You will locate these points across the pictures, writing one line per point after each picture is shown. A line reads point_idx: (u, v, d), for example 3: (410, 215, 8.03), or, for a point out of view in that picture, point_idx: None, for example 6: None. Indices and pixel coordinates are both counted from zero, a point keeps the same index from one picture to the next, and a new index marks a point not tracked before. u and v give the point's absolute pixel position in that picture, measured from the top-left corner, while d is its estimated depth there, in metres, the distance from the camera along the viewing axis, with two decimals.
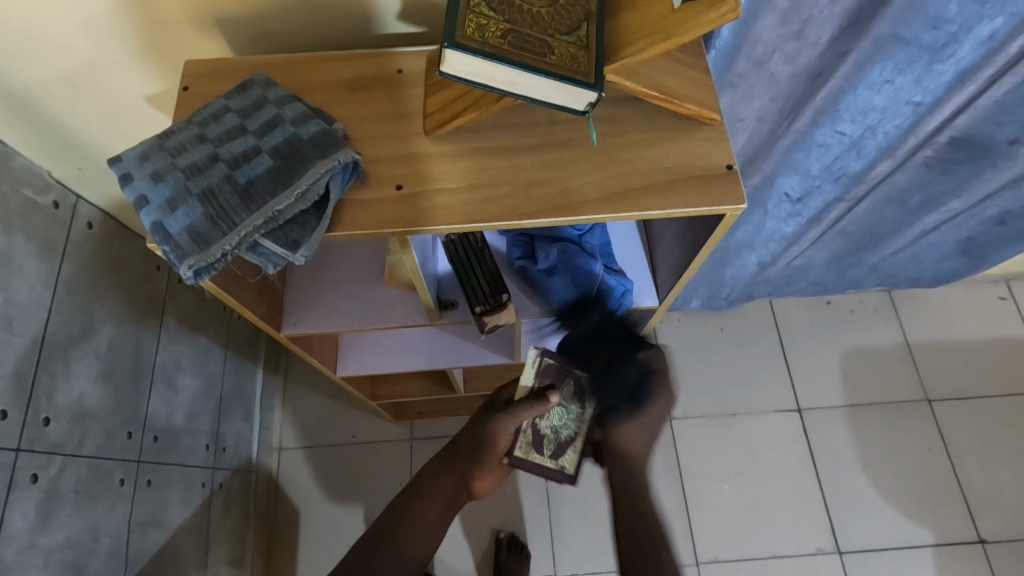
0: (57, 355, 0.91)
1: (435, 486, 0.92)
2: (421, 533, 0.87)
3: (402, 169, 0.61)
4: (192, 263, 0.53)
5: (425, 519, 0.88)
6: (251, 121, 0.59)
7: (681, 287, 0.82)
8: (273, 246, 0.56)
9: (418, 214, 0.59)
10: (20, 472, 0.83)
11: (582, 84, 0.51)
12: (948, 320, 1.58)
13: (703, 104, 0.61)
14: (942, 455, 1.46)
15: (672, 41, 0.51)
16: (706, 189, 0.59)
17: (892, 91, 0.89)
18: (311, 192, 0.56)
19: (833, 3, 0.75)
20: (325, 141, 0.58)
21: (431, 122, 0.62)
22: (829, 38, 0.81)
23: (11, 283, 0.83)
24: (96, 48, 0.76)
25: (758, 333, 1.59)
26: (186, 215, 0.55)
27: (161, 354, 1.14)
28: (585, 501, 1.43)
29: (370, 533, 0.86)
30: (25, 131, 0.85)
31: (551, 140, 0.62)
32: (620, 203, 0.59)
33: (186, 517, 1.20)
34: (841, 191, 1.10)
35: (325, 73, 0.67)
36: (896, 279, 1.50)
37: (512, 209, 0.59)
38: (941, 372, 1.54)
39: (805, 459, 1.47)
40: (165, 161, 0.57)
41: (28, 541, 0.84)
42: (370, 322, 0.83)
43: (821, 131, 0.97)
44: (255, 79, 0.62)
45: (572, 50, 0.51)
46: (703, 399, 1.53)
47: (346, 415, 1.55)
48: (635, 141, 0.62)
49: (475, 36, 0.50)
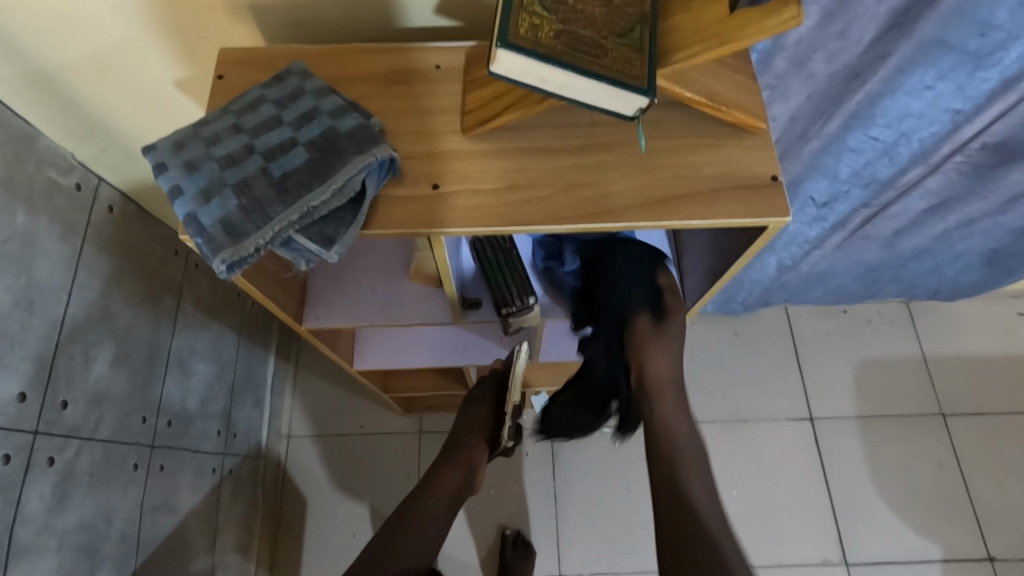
0: (77, 338, 0.91)
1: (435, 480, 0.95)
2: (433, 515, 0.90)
3: (439, 167, 0.60)
4: (225, 257, 0.52)
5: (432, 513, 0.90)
6: (287, 112, 0.58)
7: (712, 295, 0.80)
8: (307, 242, 0.55)
9: (452, 211, 0.58)
10: (38, 454, 0.83)
11: (634, 89, 0.49)
12: (966, 332, 1.57)
13: (751, 111, 0.59)
14: (954, 470, 1.45)
15: (728, 46, 0.49)
16: (751, 199, 0.58)
17: (931, 99, 0.86)
18: (348, 187, 0.55)
19: (880, 2, 0.73)
20: (363, 135, 0.57)
21: (471, 120, 0.60)
22: (870, 40, 0.79)
23: (32, 265, 0.83)
24: (125, 30, 0.75)
25: (773, 339, 1.58)
26: (220, 206, 0.53)
27: (176, 339, 1.14)
28: (590, 499, 1.43)
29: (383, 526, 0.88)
30: (49, 109, 0.85)
31: (592, 142, 0.60)
32: (661, 212, 0.57)
33: (196, 501, 1.21)
34: (869, 198, 1.08)
35: (362, 64, 0.65)
36: (916, 290, 1.47)
37: (550, 212, 0.58)
38: (957, 386, 1.52)
39: (815, 468, 1.46)
40: (199, 150, 0.56)
41: (44, 523, 0.84)
42: (393, 317, 0.83)
43: (854, 136, 0.95)
44: (292, 69, 0.61)
45: (624, 53, 0.50)
46: (714, 404, 1.52)
47: (356, 405, 1.55)
48: (678, 146, 0.60)
49: (527, 35, 0.48)
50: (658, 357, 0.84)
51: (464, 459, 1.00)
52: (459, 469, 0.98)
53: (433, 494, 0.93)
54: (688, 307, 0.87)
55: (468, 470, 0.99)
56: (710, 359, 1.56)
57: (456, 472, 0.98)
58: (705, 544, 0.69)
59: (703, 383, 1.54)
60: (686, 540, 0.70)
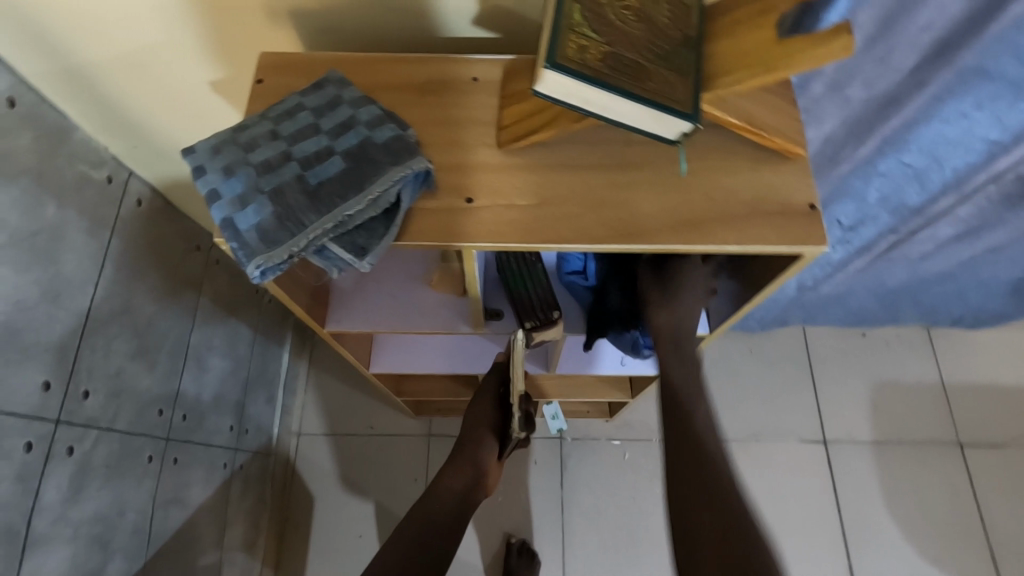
0: (100, 330, 0.91)
1: (439, 483, 0.93)
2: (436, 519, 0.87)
3: (472, 180, 0.60)
4: (259, 263, 0.52)
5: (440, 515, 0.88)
6: (325, 120, 0.58)
7: (737, 318, 0.80)
8: (340, 251, 0.55)
9: (483, 226, 0.58)
10: (58, 444, 0.84)
11: (678, 114, 0.49)
12: (986, 361, 1.54)
13: (790, 137, 0.58)
14: (970, 501, 1.42)
15: (775, 73, 0.48)
16: (786, 226, 0.57)
17: (967, 127, 0.85)
18: (382, 198, 0.55)
19: (923, 31, 0.72)
20: (399, 146, 0.57)
21: (506, 135, 0.60)
22: (910, 67, 0.78)
23: (60, 257, 0.84)
24: (165, 30, 0.76)
25: (789, 360, 1.56)
26: (256, 212, 0.54)
27: (195, 333, 1.15)
28: (598, 512, 1.42)
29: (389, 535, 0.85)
30: (85, 104, 0.86)
31: (627, 162, 0.60)
32: (694, 235, 0.57)
33: (206, 495, 1.21)
34: (897, 223, 1.06)
35: (398, 73, 0.65)
36: (937, 316, 1.45)
37: (583, 230, 0.57)
38: (975, 415, 1.49)
39: (828, 492, 1.44)
40: (237, 155, 0.56)
41: (60, 513, 0.85)
42: (414, 324, 0.82)
43: (886, 160, 0.94)
44: (330, 77, 0.61)
45: (669, 78, 0.50)
46: (726, 421, 1.50)
47: (367, 405, 1.55)
48: (713, 169, 0.60)
49: (575, 57, 0.48)
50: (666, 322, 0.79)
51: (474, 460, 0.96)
52: (464, 469, 0.95)
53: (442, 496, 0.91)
54: (710, 329, 0.86)
55: (475, 469, 0.95)
56: (724, 375, 1.55)
57: (462, 473, 0.94)
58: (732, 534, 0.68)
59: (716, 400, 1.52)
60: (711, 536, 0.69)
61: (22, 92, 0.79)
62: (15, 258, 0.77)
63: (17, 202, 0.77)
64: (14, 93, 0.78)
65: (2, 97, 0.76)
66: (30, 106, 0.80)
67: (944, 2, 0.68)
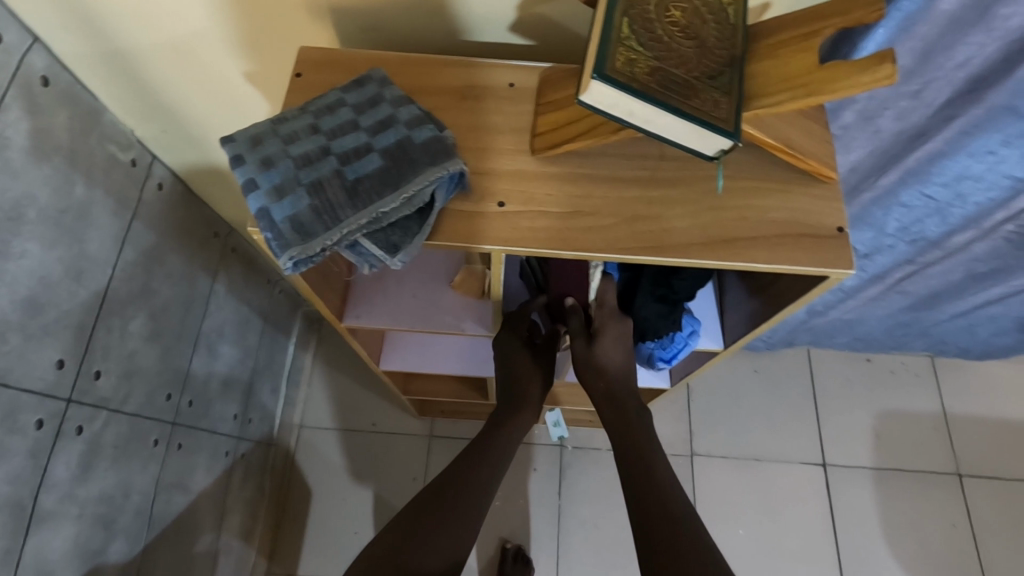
0: (117, 312, 0.92)
1: (475, 464, 0.83)
2: (472, 507, 0.79)
3: (508, 185, 0.60)
4: (292, 255, 0.53)
5: (473, 514, 0.78)
6: (365, 117, 0.59)
7: (753, 336, 0.81)
8: (373, 247, 0.56)
9: (513, 232, 0.58)
10: (69, 422, 0.84)
11: (721, 132, 0.50)
12: (990, 394, 1.54)
13: (822, 161, 0.59)
14: (967, 534, 1.42)
15: (816, 97, 0.49)
16: (815, 249, 0.58)
17: (993, 163, 0.85)
18: (417, 198, 0.56)
19: (959, 68, 0.73)
20: (437, 147, 0.57)
21: (541, 142, 0.61)
22: (942, 102, 0.78)
23: (85, 236, 0.84)
24: (205, 18, 0.76)
25: (794, 380, 1.56)
26: (293, 204, 0.54)
27: (207, 320, 1.15)
28: (595, 523, 1.42)
29: (411, 513, 0.76)
30: (118, 87, 0.86)
31: (659, 176, 0.61)
32: (720, 251, 0.58)
33: (207, 483, 1.21)
34: (913, 254, 1.07)
35: (439, 76, 0.66)
36: (945, 346, 1.45)
37: (612, 240, 0.58)
38: (975, 447, 1.49)
39: (825, 515, 1.43)
40: (277, 147, 0.57)
41: (68, 491, 0.85)
42: (435, 325, 0.83)
43: (907, 191, 0.94)
44: (373, 75, 0.62)
45: (713, 96, 0.50)
46: (728, 440, 1.50)
47: (371, 402, 1.56)
48: (747, 188, 0.60)
49: (623, 70, 0.49)
50: (608, 364, 0.85)
51: (485, 451, 0.85)
52: (502, 448, 0.86)
53: (467, 500, 0.79)
54: (726, 346, 0.87)
55: (509, 445, 0.87)
56: (728, 393, 1.55)
57: (498, 457, 0.85)
58: (672, 514, 0.73)
59: (719, 418, 1.52)
60: (659, 507, 0.74)
61: (56, 72, 0.79)
62: (41, 236, 0.78)
63: (48, 179, 0.78)
64: (50, 72, 0.78)
65: (39, 74, 0.76)
66: (66, 85, 0.81)
67: (983, 42, 0.69)
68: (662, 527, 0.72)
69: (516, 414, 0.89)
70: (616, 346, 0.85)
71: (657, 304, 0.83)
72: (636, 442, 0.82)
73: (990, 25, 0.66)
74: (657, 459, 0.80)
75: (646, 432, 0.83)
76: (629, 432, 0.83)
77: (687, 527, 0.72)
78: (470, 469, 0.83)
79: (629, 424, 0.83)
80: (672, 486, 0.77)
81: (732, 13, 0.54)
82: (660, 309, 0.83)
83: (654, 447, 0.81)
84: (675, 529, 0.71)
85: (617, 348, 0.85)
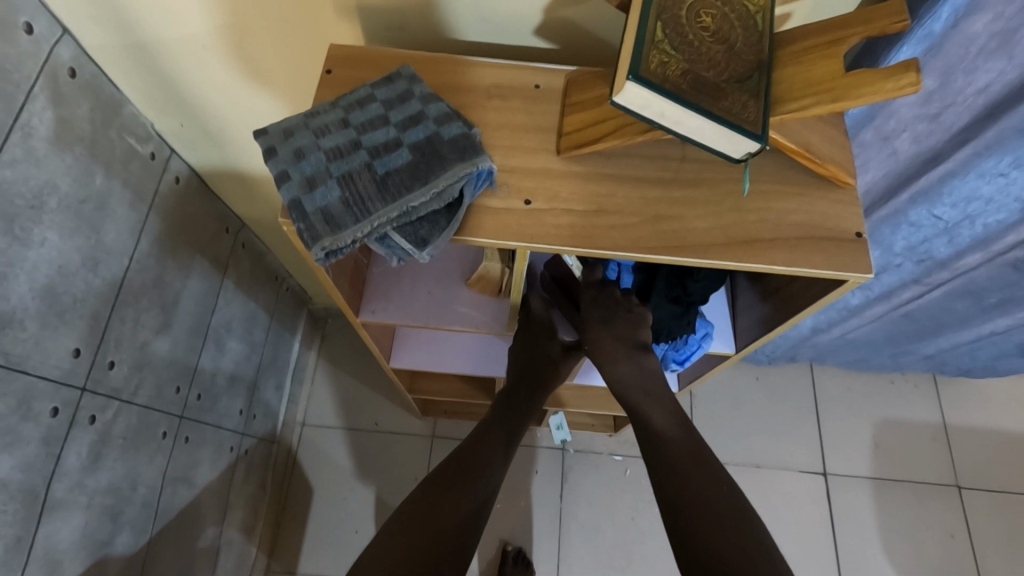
0: (130, 304, 0.92)
1: (484, 444, 0.84)
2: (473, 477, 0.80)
3: (533, 183, 0.61)
4: (324, 246, 0.54)
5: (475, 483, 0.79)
6: (394, 112, 0.60)
7: (765, 340, 0.82)
8: (401, 240, 0.57)
9: (539, 230, 0.59)
10: (81, 412, 0.84)
11: (748, 134, 0.51)
12: (990, 408, 1.55)
13: (842, 166, 0.60)
14: (965, 544, 1.42)
15: (841, 103, 0.51)
16: (834, 252, 0.59)
17: (1003, 185, 0.87)
18: (446, 192, 0.57)
19: (979, 93, 0.74)
20: (465, 144, 0.58)
21: (566, 142, 0.62)
22: (960, 126, 0.80)
23: (102, 226, 0.85)
24: (233, 14, 0.78)
25: (794, 388, 1.57)
26: (325, 195, 0.56)
27: (217, 313, 1.16)
28: (595, 526, 1.42)
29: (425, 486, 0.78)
30: (142, 81, 0.86)
31: (682, 177, 0.62)
32: (742, 252, 0.59)
33: (211, 477, 1.21)
34: (920, 274, 1.08)
35: (466, 76, 0.67)
36: (945, 367, 1.45)
37: (636, 239, 0.59)
38: (974, 460, 1.50)
39: (825, 522, 1.44)
40: (308, 139, 0.58)
41: (78, 480, 0.85)
42: (449, 321, 0.84)
43: (917, 211, 0.96)
44: (402, 72, 0.63)
45: (742, 99, 0.52)
46: (728, 446, 1.51)
47: (373, 400, 1.56)
48: (768, 192, 0.62)
49: (657, 71, 0.50)
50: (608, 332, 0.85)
51: (481, 450, 0.83)
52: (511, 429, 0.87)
53: (457, 491, 0.77)
54: (737, 349, 0.88)
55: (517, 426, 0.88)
56: (729, 399, 1.56)
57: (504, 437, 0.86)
58: (682, 469, 0.75)
59: (720, 425, 1.53)
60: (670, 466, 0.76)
61: (83, 63, 0.80)
62: (61, 226, 0.78)
63: (69, 169, 0.78)
64: (76, 64, 0.78)
65: (65, 66, 0.77)
66: (90, 77, 0.81)
67: (1003, 69, 0.70)
68: (673, 484, 0.75)
69: (524, 397, 0.90)
70: (612, 313, 0.85)
71: (669, 305, 0.85)
72: (641, 409, 0.83)
73: (1013, 51, 0.68)
74: (660, 420, 0.82)
75: (649, 395, 0.84)
76: (636, 398, 0.84)
77: (693, 478, 0.74)
78: (475, 446, 0.84)
79: (637, 391, 0.84)
80: (677, 438, 0.79)
81: (759, 20, 0.55)
82: (671, 310, 0.85)
83: (657, 401, 0.83)
84: (684, 483, 0.74)
85: (613, 313, 0.85)
